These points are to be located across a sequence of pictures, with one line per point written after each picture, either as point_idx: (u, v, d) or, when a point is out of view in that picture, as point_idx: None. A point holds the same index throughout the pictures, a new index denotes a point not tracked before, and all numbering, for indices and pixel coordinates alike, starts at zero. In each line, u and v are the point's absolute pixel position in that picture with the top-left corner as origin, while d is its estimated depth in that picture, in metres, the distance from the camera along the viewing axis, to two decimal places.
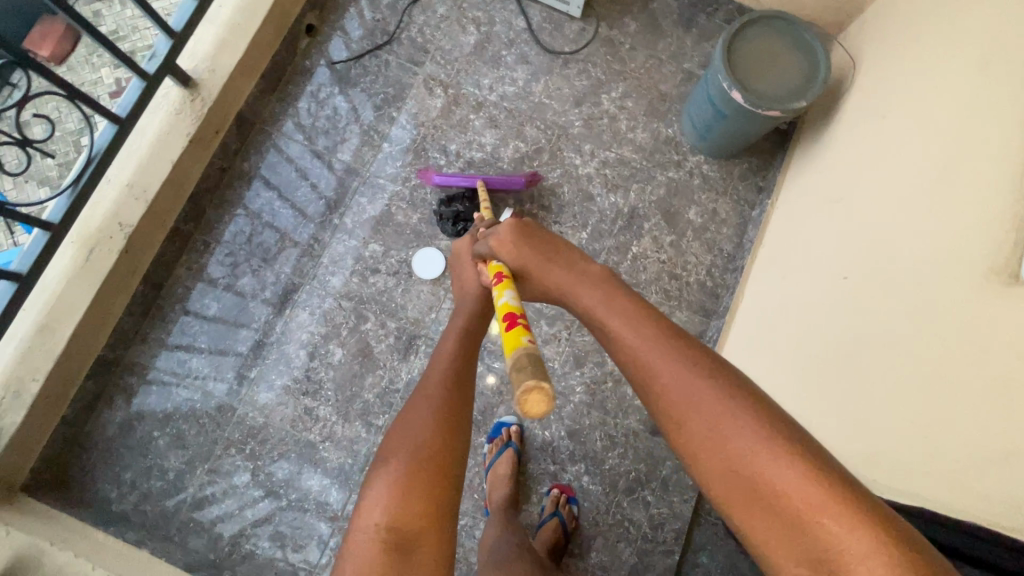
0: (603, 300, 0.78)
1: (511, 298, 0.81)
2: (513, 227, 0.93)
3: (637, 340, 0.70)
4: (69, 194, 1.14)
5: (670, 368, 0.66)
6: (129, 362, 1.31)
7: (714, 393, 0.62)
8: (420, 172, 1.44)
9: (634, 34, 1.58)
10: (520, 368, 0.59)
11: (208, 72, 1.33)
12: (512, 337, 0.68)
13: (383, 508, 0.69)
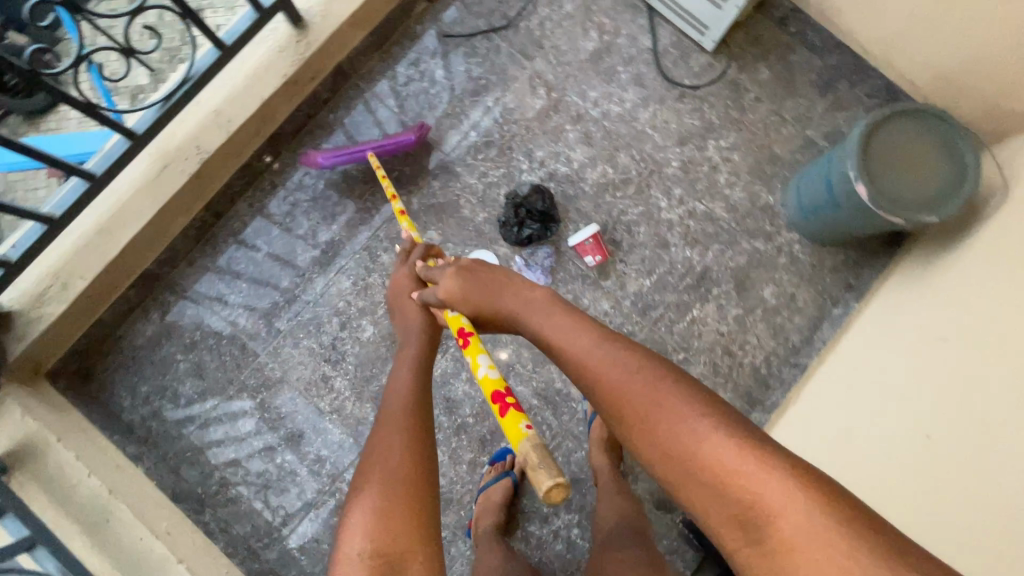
0: (547, 317, 0.85)
1: (492, 369, 0.97)
2: (461, 263, 1.02)
3: (583, 347, 0.78)
4: (159, 107, 1.14)
5: (615, 376, 0.73)
6: (171, 281, 1.32)
7: (653, 386, 0.71)
8: (304, 156, 1.33)
9: (764, 84, 1.45)
10: (532, 466, 0.74)
11: (320, 16, 1.29)
12: (514, 426, 0.84)
13: (366, 535, 0.68)
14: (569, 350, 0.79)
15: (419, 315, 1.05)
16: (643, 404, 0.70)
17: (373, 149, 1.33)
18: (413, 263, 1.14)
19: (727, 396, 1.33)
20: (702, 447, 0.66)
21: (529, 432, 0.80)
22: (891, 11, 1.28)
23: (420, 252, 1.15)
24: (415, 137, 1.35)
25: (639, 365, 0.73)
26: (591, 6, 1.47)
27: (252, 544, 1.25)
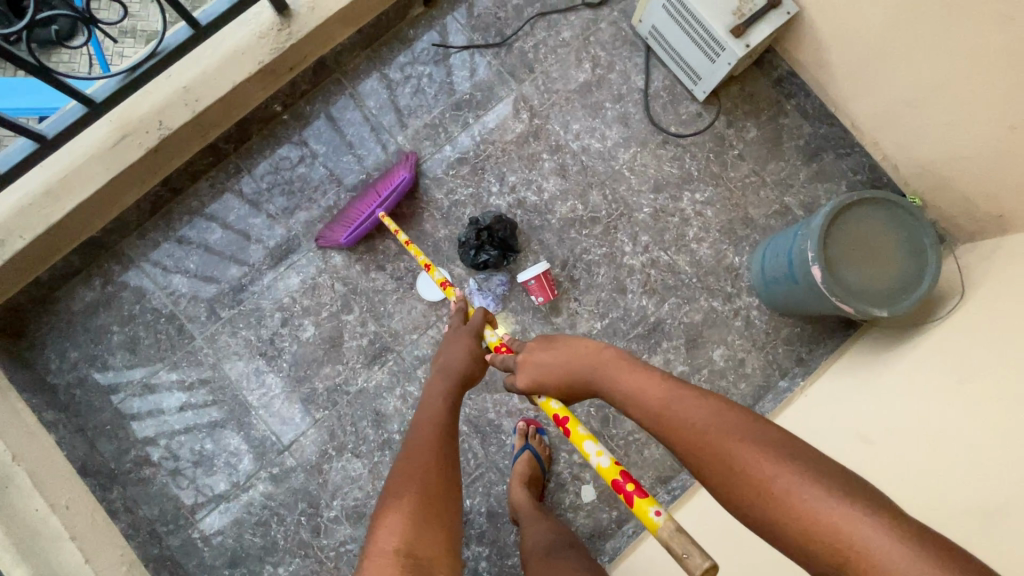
0: (621, 372, 0.80)
1: (605, 456, 0.82)
2: (533, 345, 0.93)
3: (658, 399, 0.74)
4: (121, 78, 1.11)
5: (693, 423, 0.69)
6: (118, 251, 1.30)
7: (734, 437, 0.66)
8: (324, 239, 1.30)
9: (750, 142, 1.42)
10: (678, 555, 0.64)
11: (307, 8, 1.27)
12: (644, 514, 0.71)
13: (400, 533, 0.66)
14: (648, 404, 0.74)
15: (467, 350, 0.99)
16: (725, 458, 0.65)
17: (383, 206, 1.29)
18: (474, 324, 1.04)
19: (657, 452, 1.31)
20: (800, 501, 0.59)
21: (665, 519, 0.68)
22: (883, 91, 1.25)
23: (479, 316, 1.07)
24: (410, 175, 1.30)
25: (717, 416, 0.69)
26: (589, 36, 1.44)
27: (157, 527, 1.24)
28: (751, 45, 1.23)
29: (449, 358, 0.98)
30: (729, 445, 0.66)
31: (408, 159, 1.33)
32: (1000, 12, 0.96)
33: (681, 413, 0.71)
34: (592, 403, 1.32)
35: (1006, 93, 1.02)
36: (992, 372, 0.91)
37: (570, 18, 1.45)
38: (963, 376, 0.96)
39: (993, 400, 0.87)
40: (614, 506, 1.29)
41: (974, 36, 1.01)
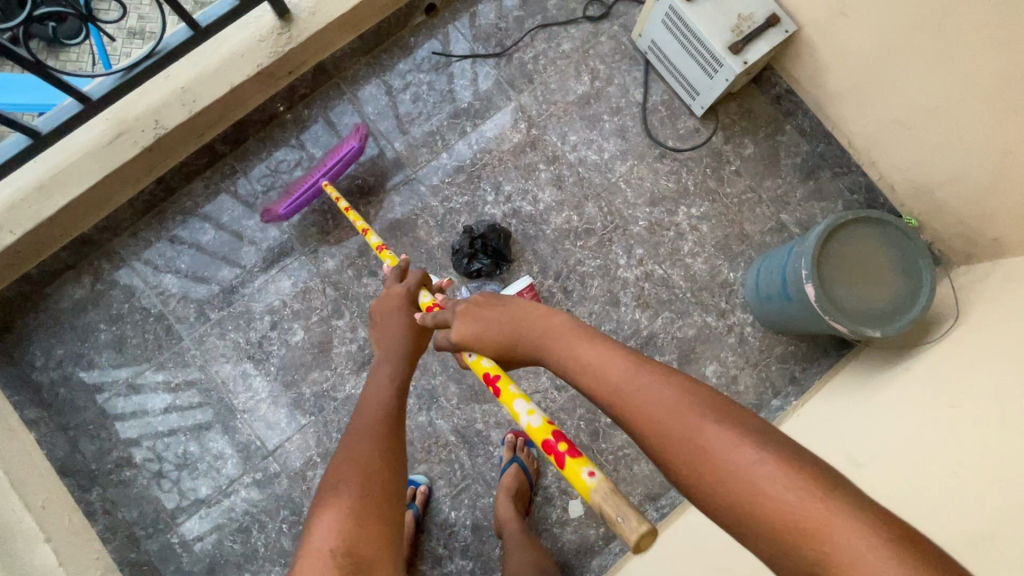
0: (575, 346, 0.72)
1: (536, 415, 0.76)
2: (471, 307, 0.85)
3: (614, 374, 0.66)
4: (119, 77, 1.11)
5: (652, 405, 0.61)
6: (110, 249, 1.30)
7: (697, 422, 0.58)
8: (267, 210, 1.28)
9: (747, 159, 1.42)
10: (613, 519, 0.57)
11: (308, 13, 1.27)
12: (576, 477, 0.64)
13: (337, 529, 0.61)
14: (601, 380, 0.67)
15: (403, 325, 0.95)
16: (686, 446, 0.58)
17: (328, 176, 1.26)
18: (408, 287, 1.00)
19: (646, 468, 1.29)
20: (767, 498, 0.52)
21: (597, 482, 0.62)
22: (879, 111, 1.24)
23: (414, 280, 1.01)
24: (358, 146, 1.24)
25: (680, 396, 0.61)
26: (589, 49, 1.45)
27: (135, 531, 1.22)
28: (749, 62, 1.23)
29: (388, 333, 0.95)
30: (689, 431, 0.58)
31: (358, 127, 1.24)
32: (996, 37, 0.96)
33: (635, 389, 0.64)
34: (582, 416, 1.31)
35: (1000, 117, 1.02)
36: (987, 398, 0.89)
37: (570, 31, 1.45)
38: (954, 401, 0.95)
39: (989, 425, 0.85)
40: (601, 523, 1.27)
41: (969, 59, 1.02)
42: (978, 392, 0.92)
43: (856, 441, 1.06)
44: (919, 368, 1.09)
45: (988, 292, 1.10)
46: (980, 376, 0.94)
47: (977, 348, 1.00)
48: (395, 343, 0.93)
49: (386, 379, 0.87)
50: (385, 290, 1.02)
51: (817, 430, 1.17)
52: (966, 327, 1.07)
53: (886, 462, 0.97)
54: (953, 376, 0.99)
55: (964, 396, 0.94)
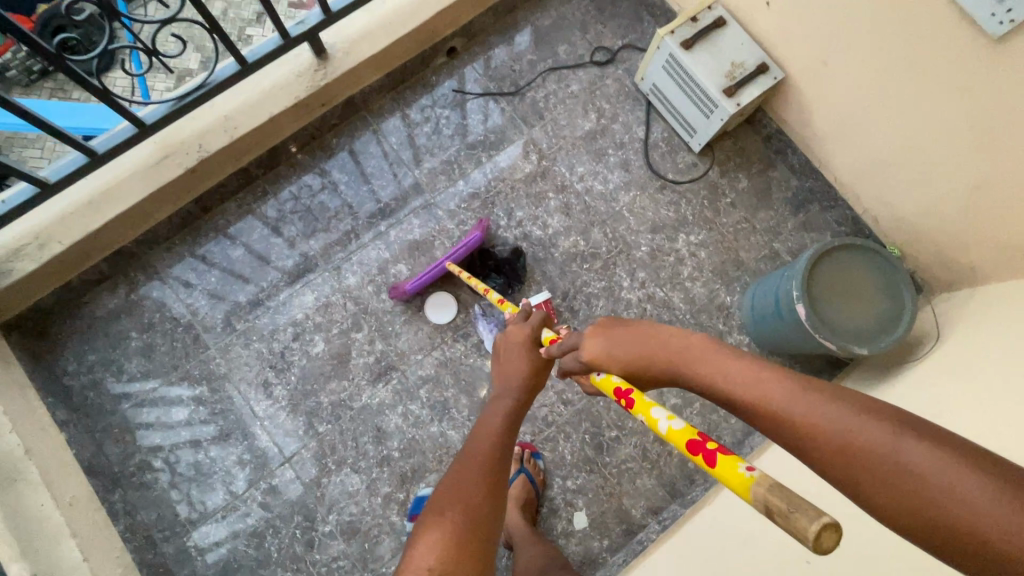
0: (725, 367, 0.69)
1: (676, 419, 0.67)
2: (596, 328, 0.87)
3: (781, 397, 0.62)
4: (171, 105, 1.22)
5: (832, 428, 0.57)
6: (145, 261, 1.38)
7: (893, 444, 0.54)
8: (392, 289, 1.37)
9: (741, 191, 1.53)
10: (779, 510, 0.48)
11: (342, 53, 1.40)
12: (730, 471, 0.56)
13: (436, 555, 0.63)
14: (763, 405, 0.63)
15: (524, 362, 0.98)
16: (887, 470, 0.53)
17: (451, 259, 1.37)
18: (531, 326, 1.05)
19: (649, 482, 1.34)
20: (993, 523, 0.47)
21: (760, 476, 0.53)
22: (863, 149, 1.36)
23: (536, 319, 1.07)
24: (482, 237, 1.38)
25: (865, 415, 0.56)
26: (595, 90, 1.58)
27: (152, 534, 1.26)
28: (741, 104, 1.35)
29: (510, 366, 0.98)
30: (885, 455, 0.54)
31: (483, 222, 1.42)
32: (968, 88, 1.07)
33: (802, 408, 0.60)
34: (587, 430, 1.36)
35: (976, 159, 1.13)
36: (961, 413, 0.97)
37: (578, 73, 1.59)
38: (937, 413, 1.02)
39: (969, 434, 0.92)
40: (605, 535, 1.31)
41: (945, 105, 1.13)
42: (954, 408, 0.99)
43: None
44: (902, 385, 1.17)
45: (963, 318, 1.19)
46: (957, 393, 1.02)
47: (953, 369, 1.08)
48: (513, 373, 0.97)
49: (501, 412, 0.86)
50: (510, 327, 1.08)
51: None
52: (944, 349, 1.16)
53: None
54: (934, 392, 1.07)
55: (943, 411, 1.01)
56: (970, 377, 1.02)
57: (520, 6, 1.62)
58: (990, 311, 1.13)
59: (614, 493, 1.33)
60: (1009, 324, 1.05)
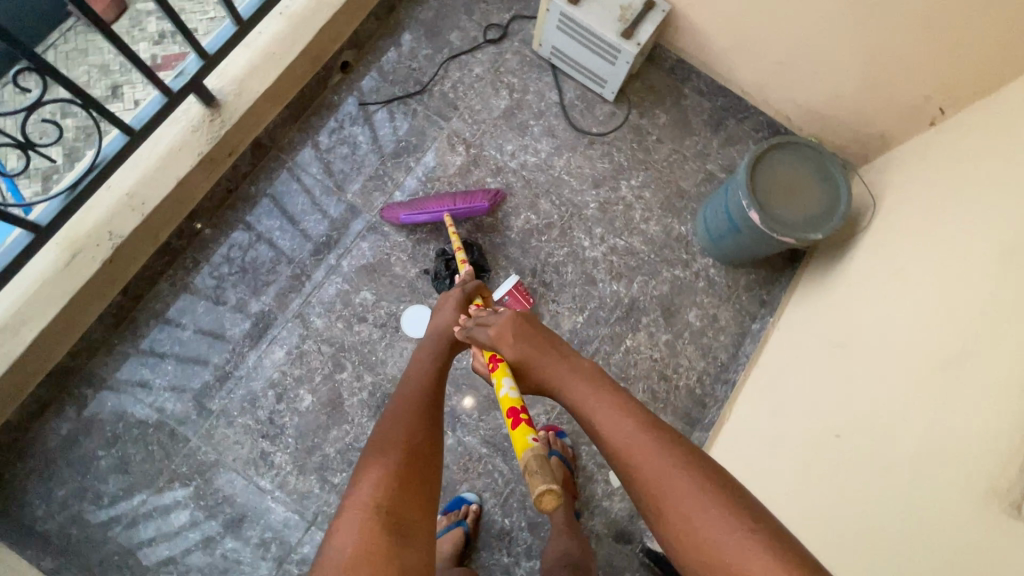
0: (598, 404, 0.79)
1: (513, 390, 0.93)
2: (505, 324, 0.93)
3: (628, 431, 0.75)
4: (63, 197, 1.11)
5: (654, 473, 0.71)
6: (87, 373, 1.26)
7: (690, 485, 0.68)
8: (384, 209, 1.39)
9: (663, 126, 1.58)
10: (530, 472, 0.72)
11: (233, 95, 1.32)
12: (521, 439, 0.82)
13: (380, 490, 0.72)
14: (622, 450, 0.74)
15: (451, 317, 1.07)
16: (675, 503, 0.68)
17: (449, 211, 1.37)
18: (465, 291, 1.14)
19: (667, 420, 1.38)
20: (728, 551, 0.63)
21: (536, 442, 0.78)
22: (761, 55, 1.43)
23: (471, 287, 1.16)
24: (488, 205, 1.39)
25: (687, 461, 0.71)
26: (499, 67, 1.58)
27: None
28: (642, 42, 1.38)
29: (438, 321, 1.08)
30: (693, 505, 0.67)
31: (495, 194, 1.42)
32: None
33: (642, 458, 0.72)
34: None
35: (870, 36, 1.20)
36: (938, 252, 0.99)
37: (477, 56, 1.58)
38: (912, 261, 1.04)
39: (936, 278, 0.95)
40: None
41: None
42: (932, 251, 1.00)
43: (838, 322, 1.15)
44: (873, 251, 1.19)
45: (904, 173, 1.25)
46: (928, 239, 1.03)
47: (917, 218, 1.11)
48: (433, 339, 1.04)
49: (428, 360, 0.99)
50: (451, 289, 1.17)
51: (799, 341, 1.25)
52: (901, 206, 1.19)
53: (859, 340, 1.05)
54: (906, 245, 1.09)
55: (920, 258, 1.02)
56: (936, 220, 1.04)
57: (397, 5, 1.59)
58: (927, 160, 1.19)
59: None
60: (960, 170, 1.06)
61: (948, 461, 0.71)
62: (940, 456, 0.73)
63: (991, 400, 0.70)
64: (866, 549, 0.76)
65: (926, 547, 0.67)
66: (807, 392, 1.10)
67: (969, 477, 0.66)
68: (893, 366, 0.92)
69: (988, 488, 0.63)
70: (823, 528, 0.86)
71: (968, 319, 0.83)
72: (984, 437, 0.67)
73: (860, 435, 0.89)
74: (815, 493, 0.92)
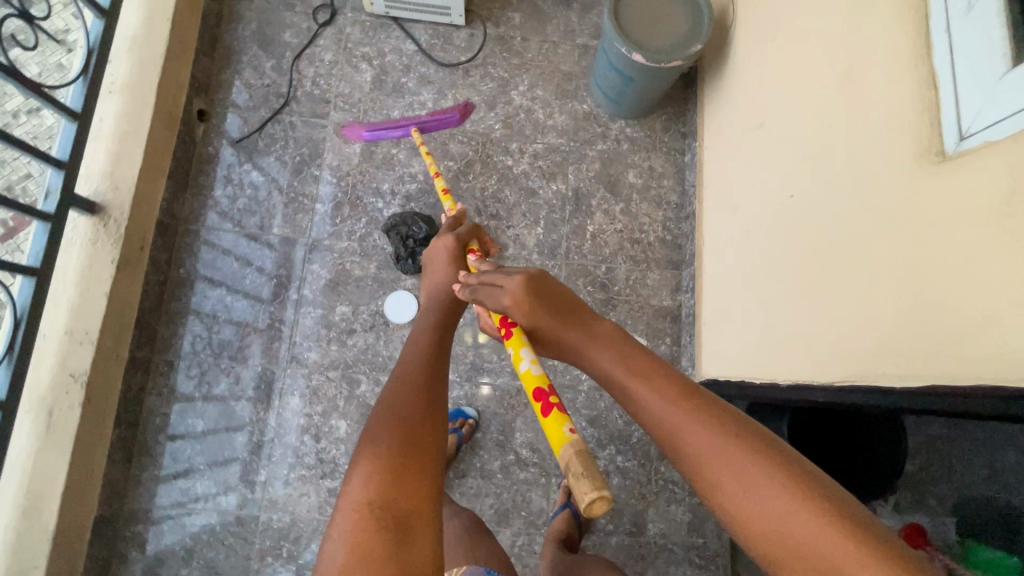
0: (622, 364, 0.69)
1: (536, 365, 0.81)
2: (519, 281, 0.82)
3: (668, 408, 0.61)
4: (7, 364, 1.06)
5: (698, 437, 0.58)
6: (129, 511, 1.24)
7: (741, 451, 0.56)
8: (347, 128, 1.48)
9: (521, 25, 1.59)
10: (576, 473, 0.59)
11: (111, 191, 1.27)
12: (557, 430, 0.67)
13: (374, 483, 0.62)
14: (657, 417, 0.62)
15: (447, 277, 1.02)
16: (719, 472, 0.56)
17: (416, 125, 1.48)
18: (456, 237, 1.08)
19: (657, 274, 1.46)
20: (788, 525, 0.51)
21: (574, 437, 0.64)
22: None
23: (463, 232, 1.11)
24: (457, 116, 1.51)
25: (729, 422, 0.59)
26: (346, 44, 1.54)
27: None
28: None
29: (434, 279, 1.03)
30: (734, 462, 0.55)
31: (462, 105, 1.52)
32: None
33: (679, 423, 0.60)
34: (585, 283, 1.45)
35: None
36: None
37: (320, 44, 1.54)
38: (777, 20, 1.11)
39: (802, 23, 1.01)
40: (664, 335, 1.43)
41: None
42: (790, 9, 1.06)
43: (747, 110, 1.21)
44: (746, 40, 1.25)
45: None
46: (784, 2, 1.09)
47: None
48: (435, 303, 0.97)
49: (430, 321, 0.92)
50: (436, 238, 1.11)
51: (726, 157, 1.30)
52: None
53: (770, 120, 1.10)
54: (769, 17, 1.15)
55: (783, 20, 1.08)
56: None
57: (219, 32, 1.52)
58: None
59: (641, 304, 1.44)
60: None
61: (874, 160, 0.79)
62: (878, 179, 0.78)
63: (902, 100, 0.74)
64: (849, 274, 0.82)
65: (909, 242, 0.72)
66: (753, 193, 1.15)
67: (902, 156, 0.74)
68: (803, 116, 0.98)
69: (916, 156, 0.71)
70: (815, 322, 0.89)
71: (840, 36, 0.89)
72: (907, 134, 0.73)
73: (807, 196, 0.95)
74: (796, 263, 0.96)
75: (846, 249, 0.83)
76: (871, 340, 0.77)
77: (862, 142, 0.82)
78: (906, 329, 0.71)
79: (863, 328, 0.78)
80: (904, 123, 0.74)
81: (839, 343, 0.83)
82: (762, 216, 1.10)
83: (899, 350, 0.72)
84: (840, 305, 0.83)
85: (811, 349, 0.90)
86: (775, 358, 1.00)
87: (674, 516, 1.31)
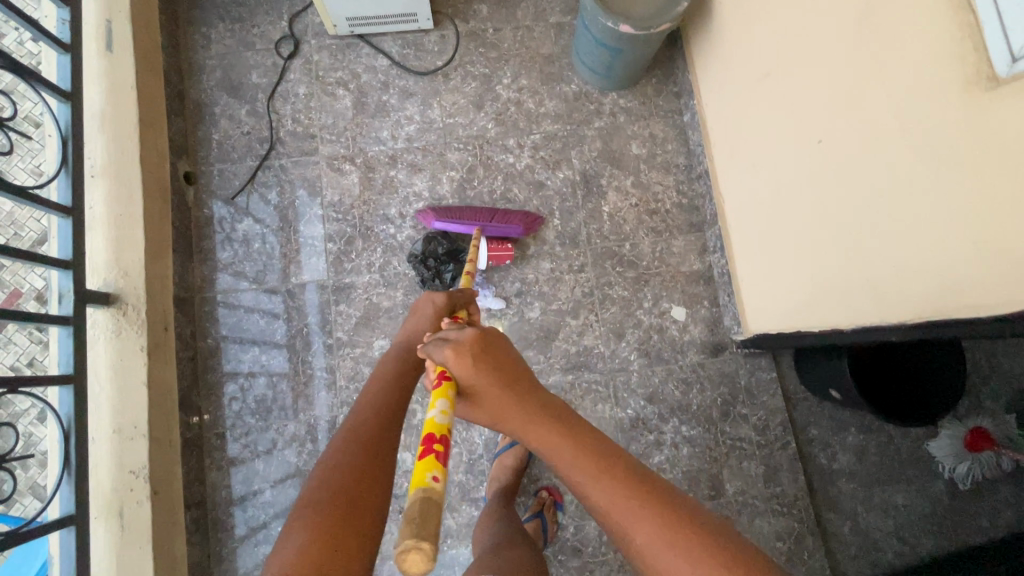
0: (566, 451, 0.71)
1: (444, 415, 0.66)
2: (471, 341, 0.74)
3: (613, 497, 0.67)
4: (68, 478, 1.03)
5: (643, 529, 0.65)
6: None
7: (676, 542, 0.63)
8: (420, 215, 1.38)
9: (490, 16, 1.54)
10: (408, 519, 0.49)
11: (121, 278, 1.22)
12: (420, 471, 0.56)
13: (307, 555, 0.61)
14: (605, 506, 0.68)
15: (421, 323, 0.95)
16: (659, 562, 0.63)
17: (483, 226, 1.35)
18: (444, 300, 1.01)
19: (681, 240, 1.45)
20: None
21: (438, 488, 0.53)
22: None
23: (456, 296, 1.03)
24: (519, 230, 1.36)
25: (667, 512, 0.66)
26: (317, 73, 1.48)
27: None
28: None
29: (413, 332, 0.98)
30: (670, 554, 0.63)
31: (533, 218, 1.40)
32: None
33: (623, 515, 0.66)
34: (614, 264, 1.43)
35: None
36: None
37: (290, 78, 1.48)
38: None
39: None
40: (701, 299, 1.42)
41: None
42: None
43: (751, 58, 1.18)
44: None
45: None
46: None
47: None
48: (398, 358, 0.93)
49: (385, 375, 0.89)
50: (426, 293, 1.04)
51: (734, 110, 1.28)
52: None
53: (782, 65, 1.07)
54: None
55: None
56: None
57: (183, 88, 1.45)
58: None
59: (673, 272, 1.43)
60: None
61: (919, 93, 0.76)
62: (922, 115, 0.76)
63: (934, 30, 0.72)
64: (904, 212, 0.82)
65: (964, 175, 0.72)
66: (773, 143, 1.14)
67: (947, 88, 0.72)
68: (822, 59, 0.95)
69: (963, 85, 0.69)
70: (877, 265, 0.90)
71: None
72: (947, 66, 0.71)
73: (837, 140, 0.94)
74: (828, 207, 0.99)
75: (901, 192, 0.82)
76: (942, 274, 0.78)
77: (896, 78, 0.80)
78: (981, 258, 0.72)
79: (937, 265, 0.79)
80: (942, 54, 0.71)
81: (919, 286, 0.83)
82: (788, 165, 1.09)
83: (979, 281, 0.73)
84: (909, 248, 0.83)
85: (878, 291, 0.91)
86: (839, 303, 1.01)
87: (748, 472, 1.34)
